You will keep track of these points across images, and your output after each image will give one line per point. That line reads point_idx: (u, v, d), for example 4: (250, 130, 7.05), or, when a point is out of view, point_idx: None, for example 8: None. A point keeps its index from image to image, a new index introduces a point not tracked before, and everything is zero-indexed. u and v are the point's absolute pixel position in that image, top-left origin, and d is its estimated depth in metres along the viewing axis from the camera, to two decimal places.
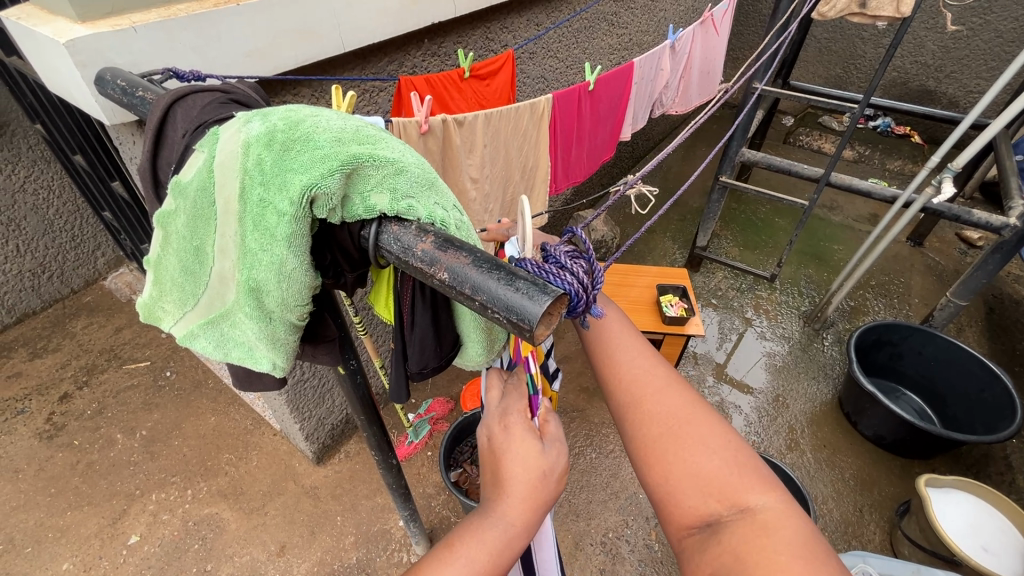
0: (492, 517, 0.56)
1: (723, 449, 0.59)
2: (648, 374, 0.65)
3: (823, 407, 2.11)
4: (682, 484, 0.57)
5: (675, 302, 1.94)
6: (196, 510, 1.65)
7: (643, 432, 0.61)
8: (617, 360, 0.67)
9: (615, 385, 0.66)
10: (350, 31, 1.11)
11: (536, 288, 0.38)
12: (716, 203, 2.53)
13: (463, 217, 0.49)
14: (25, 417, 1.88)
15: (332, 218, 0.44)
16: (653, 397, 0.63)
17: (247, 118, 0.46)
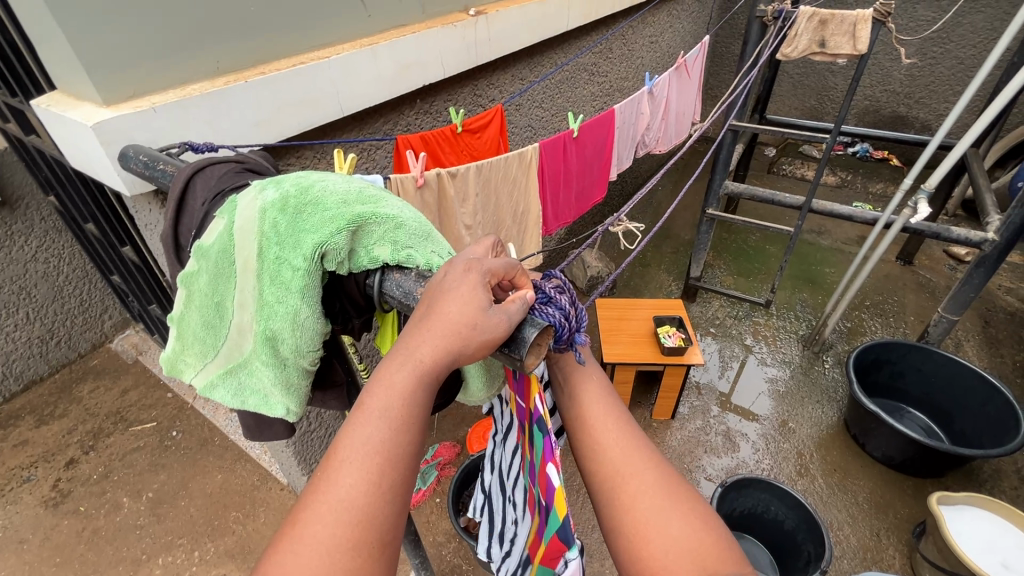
0: (326, 489, 0.44)
1: (703, 518, 0.53)
2: (627, 435, 0.60)
3: (830, 430, 2.11)
4: (666, 560, 0.50)
5: (673, 333, 1.97)
6: (203, 572, 1.63)
7: (627, 501, 0.54)
8: (593, 415, 0.61)
9: (592, 444, 0.59)
10: (348, 98, 1.21)
11: (525, 324, 0.46)
12: (706, 234, 2.60)
13: None
14: (31, 485, 1.87)
15: (340, 270, 0.49)
16: (631, 463, 0.57)
17: (263, 186, 0.52)
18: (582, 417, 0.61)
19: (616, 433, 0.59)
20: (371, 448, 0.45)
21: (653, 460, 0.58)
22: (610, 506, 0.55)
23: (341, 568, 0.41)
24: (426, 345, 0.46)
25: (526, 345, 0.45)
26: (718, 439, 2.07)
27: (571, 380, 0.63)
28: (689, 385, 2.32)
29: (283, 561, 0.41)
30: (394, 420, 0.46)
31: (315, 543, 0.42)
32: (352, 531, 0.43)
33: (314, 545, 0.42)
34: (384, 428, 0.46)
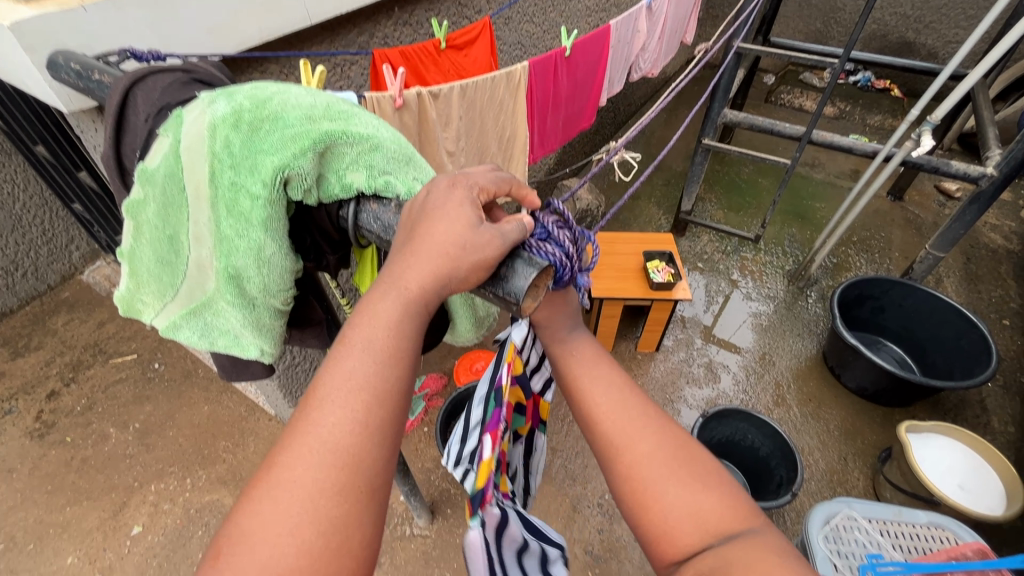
0: (306, 433, 0.39)
1: (709, 476, 0.54)
2: (625, 400, 0.59)
3: (808, 362, 2.17)
4: (674, 524, 0.52)
5: (662, 269, 1.94)
6: (197, 498, 1.66)
7: (629, 472, 0.55)
8: (588, 384, 0.60)
9: (589, 413, 0.59)
10: (315, 2, 1.07)
11: (520, 264, 0.42)
12: (700, 166, 2.51)
13: None
14: (14, 416, 1.85)
15: (310, 200, 0.44)
16: (634, 430, 0.57)
17: (212, 98, 0.44)
18: (579, 385, 0.61)
19: (611, 400, 0.59)
20: (357, 389, 0.40)
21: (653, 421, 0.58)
22: (612, 473, 0.57)
23: (324, 513, 0.37)
24: (411, 272, 0.42)
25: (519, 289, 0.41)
26: (700, 370, 2.12)
27: (559, 352, 0.62)
28: (674, 319, 2.33)
29: (257, 515, 0.37)
30: (384, 356, 0.41)
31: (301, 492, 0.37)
32: (338, 474, 0.38)
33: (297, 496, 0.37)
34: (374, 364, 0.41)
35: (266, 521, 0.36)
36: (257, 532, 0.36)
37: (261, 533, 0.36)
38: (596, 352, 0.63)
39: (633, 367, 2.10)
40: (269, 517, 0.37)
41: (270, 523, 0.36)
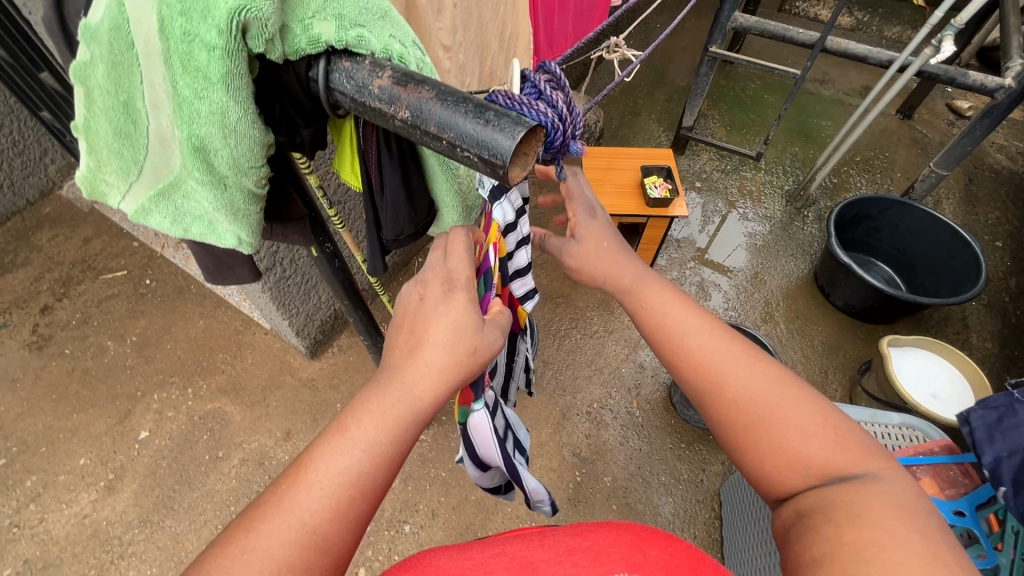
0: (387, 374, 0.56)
1: (817, 417, 0.61)
2: (722, 349, 0.69)
3: (799, 281, 2.18)
4: (780, 461, 0.60)
5: (659, 184, 1.89)
6: (200, 406, 1.72)
7: (733, 417, 0.64)
8: (679, 336, 0.71)
9: (686, 363, 0.70)
10: None
11: (508, 120, 0.35)
12: (705, 77, 2.36)
13: (423, 57, 0.45)
14: (10, 330, 1.86)
15: (275, 56, 0.39)
16: (732, 376, 0.66)
17: None
18: (672, 339, 0.72)
19: (715, 351, 0.69)
20: (421, 389, 0.56)
21: (762, 371, 0.66)
22: (716, 418, 0.67)
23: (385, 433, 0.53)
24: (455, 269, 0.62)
25: (505, 151, 0.34)
26: (692, 288, 2.13)
27: (647, 307, 0.76)
28: (668, 238, 2.31)
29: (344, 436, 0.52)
30: (443, 370, 0.57)
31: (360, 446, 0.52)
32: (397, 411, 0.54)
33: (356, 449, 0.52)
34: (436, 367, 0.57)
35: (328, 458, 0.51)
36: (320, 464, 0.51)
37: (322, 464, 0.51)
38: (682, 306, 0.75)
39: None
40: (331, 456, 0.51)
41: (329, 460, 0.51)
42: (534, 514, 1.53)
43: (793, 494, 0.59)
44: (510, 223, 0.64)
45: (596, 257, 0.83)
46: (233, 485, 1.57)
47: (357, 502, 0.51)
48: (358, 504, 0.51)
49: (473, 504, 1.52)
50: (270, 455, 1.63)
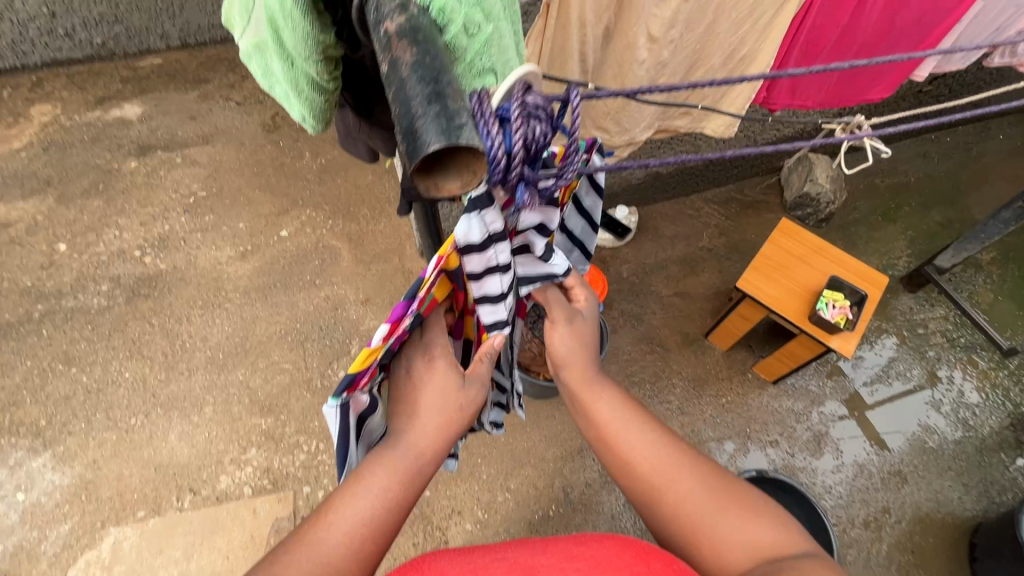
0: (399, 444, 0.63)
1: (745, 505, 0.64)
2: (659, 443, 0.70)
3: (948, 517, 1.66)
4: (728, 554, 0.62)
5: (838, 306, 1.53)
6: (327, 238, 1.99)
7: (684, 519, 0.65)
8: (627, 431, 0.72)
9: (634, 461, 0.70)
10: None
11: (448, 127, 0.31)
12: (1001, 225, 1.79)
13: (481, 21, 0.42)
14: (260, 107, 2.32)
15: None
16: (671, 464, 0.68)
17: None
18: (620, 450, 0.71)
19: (656, 455, 0.69)
20: (431, 446, 0.64)
21: (694, 467, 0.68)
22: (667, 514, 0.66)
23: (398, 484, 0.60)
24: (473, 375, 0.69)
25: (423, 152, 0.31)
26: (807, 434, 1.77)
27: (601, 408, 0.75)
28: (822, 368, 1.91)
29: (355, 497, 0.58)
30: (447, 427, 0.65)
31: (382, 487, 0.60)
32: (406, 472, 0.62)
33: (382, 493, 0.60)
34: (439, 426, 0.65)
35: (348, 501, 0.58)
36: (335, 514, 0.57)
37: (342, 509, 0.57)
38: (629, 408, 0.75)
39: (734, 380, 1.83)
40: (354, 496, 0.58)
41: (347, 507, 0.57)
42: (491, 508, 1.51)
43: None
44: (474, 243, 0.50)
45: (564, 349, 0.77)
46: (310, 310, 1.83)
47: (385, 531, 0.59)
48: (377, 537, 0.58)
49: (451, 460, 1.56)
50: (345, 307, 1.85)
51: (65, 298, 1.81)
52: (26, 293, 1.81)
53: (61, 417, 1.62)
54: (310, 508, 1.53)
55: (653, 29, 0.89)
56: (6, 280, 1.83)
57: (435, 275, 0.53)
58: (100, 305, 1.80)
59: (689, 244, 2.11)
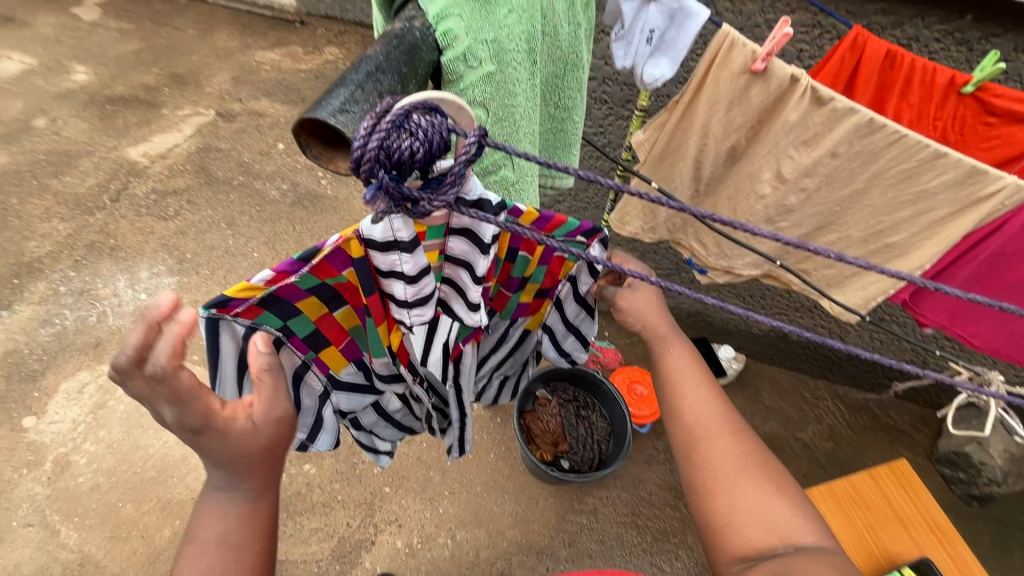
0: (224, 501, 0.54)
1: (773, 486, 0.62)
2: (711, 408, 0.67)
3: None
4: (736, 517, 0.61)
5: None
6: None
7: (707, 471, 0.63)
8: (684, 388, 0.68)
9: (682, 414, 0.67)
10: None
11: (338, 105, 0.33)
12: None
13: (489, 60, 0.44)
14: None
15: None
16: (715, 424, 0.65)
17: None
18: (673, 389, 0.68)
19: (702, 406, 0.67)
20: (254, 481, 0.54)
21: (735, 430, 0.65)
22: (691, 474, 0.65)
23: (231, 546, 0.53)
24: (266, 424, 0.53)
25: (310, 114, 0.33)
26: None
27: (665, 354, 0.70)
28: None
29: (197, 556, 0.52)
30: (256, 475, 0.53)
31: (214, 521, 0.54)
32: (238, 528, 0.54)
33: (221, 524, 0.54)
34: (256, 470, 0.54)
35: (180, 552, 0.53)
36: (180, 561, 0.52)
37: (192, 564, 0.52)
38: (694, 365, 0.70)
39: None
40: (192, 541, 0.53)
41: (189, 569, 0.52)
42: (428, 542, 1.46)
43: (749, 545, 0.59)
44: (380, 238, 0.51)
45: (641, 309, 0.70)
46: None
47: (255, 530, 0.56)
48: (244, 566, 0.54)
49: (421, 476, 1.54)
50: None
51: (258, 180, 2.23)
52: (240, 165, 2.27)
53: (201, 259, 1.97)
54: None
55: (784, 169, 0.83)
56: (235, 149, 2.33)
57: (338, 254, 0.52)
58: (275, 196, 2.18)
59: (783, 427, 1.80)
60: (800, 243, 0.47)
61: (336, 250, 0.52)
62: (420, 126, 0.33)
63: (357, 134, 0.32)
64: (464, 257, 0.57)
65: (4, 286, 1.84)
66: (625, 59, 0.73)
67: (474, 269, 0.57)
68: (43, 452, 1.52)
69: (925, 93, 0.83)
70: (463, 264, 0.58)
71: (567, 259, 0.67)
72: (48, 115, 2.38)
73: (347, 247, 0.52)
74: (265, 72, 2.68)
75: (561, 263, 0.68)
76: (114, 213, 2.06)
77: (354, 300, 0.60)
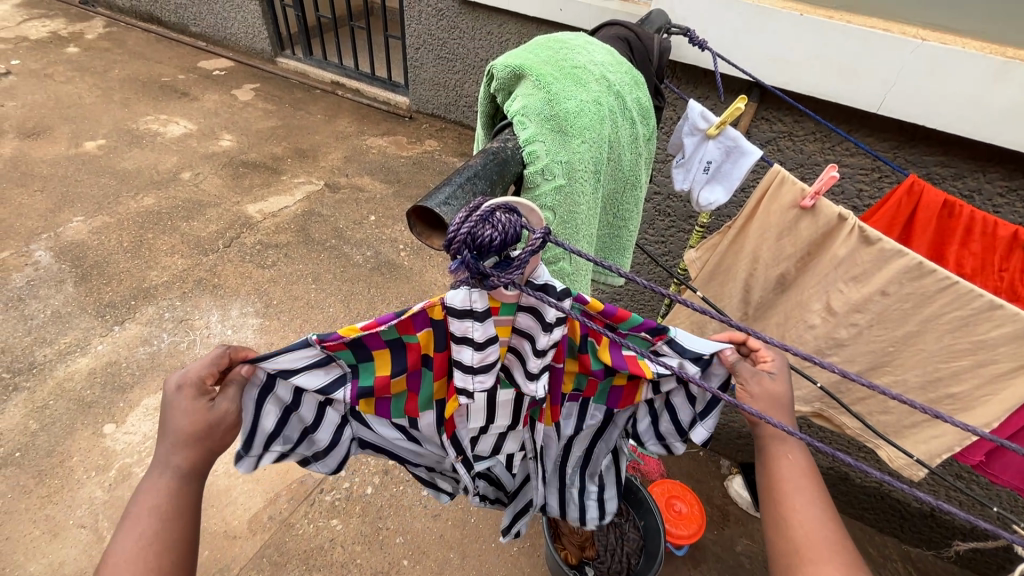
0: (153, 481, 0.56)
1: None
2: (829, 533, 0.57)
3: None
4: None
5: None
6: None
7: None
8: (798, 492, 0.60)
9: (789, 520, 0.59)
10: (905, 100, 0.92)
11: (444, 201, 0.44)
12: None
13: (560, 174, 0.54)
14: None
15: (495, 83, 0.57)
16: (825, 546, 0.56)
17: (547, 38, 0.62)
18: (781, 491, 0.61)
19: (808, 521, 0.58)
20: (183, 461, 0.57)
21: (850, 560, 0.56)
22: None
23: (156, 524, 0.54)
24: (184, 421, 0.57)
25: (423, 204, 0.45)
26: None
27: (779, 455, 0.63)
28: None
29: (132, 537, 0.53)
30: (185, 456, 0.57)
31: (142, 525, 0.54)
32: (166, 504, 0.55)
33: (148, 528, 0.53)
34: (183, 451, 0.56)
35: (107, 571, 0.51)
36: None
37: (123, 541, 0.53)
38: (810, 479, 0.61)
39: None
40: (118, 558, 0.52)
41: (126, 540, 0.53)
42: None
43: None
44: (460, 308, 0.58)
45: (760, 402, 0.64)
46: None
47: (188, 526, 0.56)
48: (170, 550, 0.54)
49: (440, 556, 1.49)
50: None
51: (346, 245, 2.49)
52: (334, 230, 2.56)
53: (284, 307, 2.18)
54: (332, 489, 1.61)
55: (834, 303, 0.86)
56: (334, 217, 2.64)
57: (421, 316, 0.61)
58: (358, 261, 2.41)
59: None
60: (810, 356, 0.53)
61: (421, 310, 0.61)
62: (501, 222, 0.43)
63: (453, 221, 0.42)
64: (530, 331, 0.64)
65: (122, 305, 2.12)
66: (684, 183, 0.83)
67: (537, 342, 0.64)
68: (111, 459, 1.64)
69: (988, 243, 0.83)
70: (529, 336, 0.64)
71: (642, 361, 0.66)
72: (194, 171, 2.85)
73: (431, 310, 0.61)
74: (372, 155, 3.09)
75: (640, 365, 0.67)
76: (223, 256, 2.37)
77: (413, 364, 0.67)
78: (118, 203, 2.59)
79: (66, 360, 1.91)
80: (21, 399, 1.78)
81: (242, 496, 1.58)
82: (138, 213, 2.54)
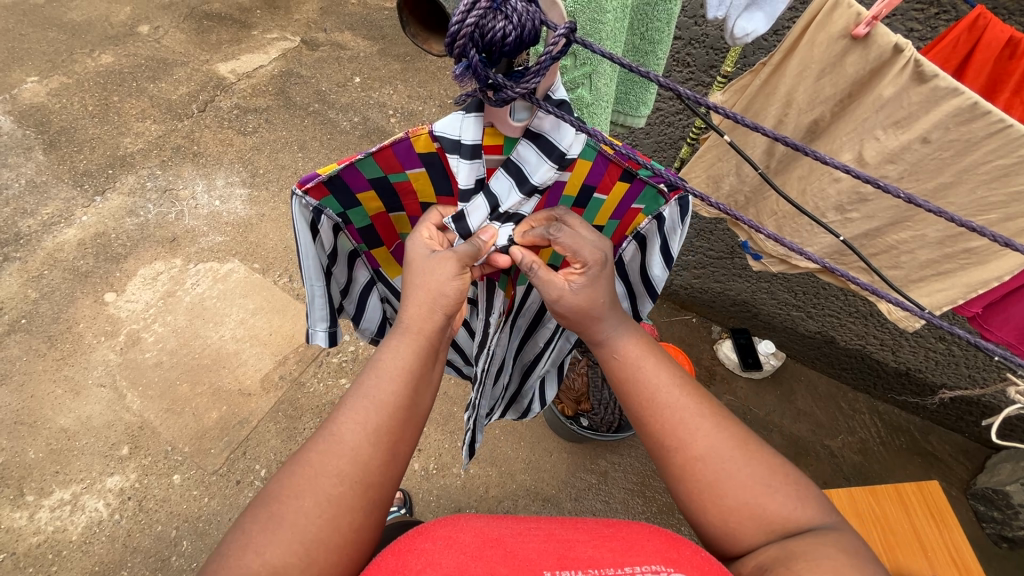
0: (337, 414, 0.54)
1: (776, 473, 0.53)
2: (687, 407, 0.57)
3: None
4: (732, 523, 0.52)
5: None
6: None
7: (677, 483, 0.55)
8: (644, 370, 0.60)
9: (647, 417, 0.58)
10: None
11: None
12: None
13: None
14: None
15: None
16: (685, 420, 0.56)
17: None
18: (627, 374, 0.60)
19: (660, 382, 0.58)
20: (361, 406, 0.54)
21: (718, 419, 0.56)
22: (674, 480, 0.55)
23: (328, 487, 0.49)
24: (397, 352, 0.58)
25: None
26: None
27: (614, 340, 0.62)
28: None
29: (292, 483, 0.49)
30: (393, 388, 0.55)
31: (316, 457, 0.51)
32: (340, 463, 0.51)
33: (279, 527, 0.47)
34: (386, 389, 0.55)
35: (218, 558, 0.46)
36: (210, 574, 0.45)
37: (292, 480, 0.50)
38: (647, 351, 0.62)
39: None
40: (231, 550, 0.46)
41: (295, 482, 0.49)
42: (441, 470, 1.51)
43: (748, 550, 0.51)
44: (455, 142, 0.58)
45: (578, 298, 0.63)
46: None
47: (354, 528, 0.49)
48: (347, 503, 0.49)
49: (445, 409, 1.60)
50: None
51: (332, 110, 2.29)
52: (317, 93, 2.35)
53: (272, 176, 2.07)
54: (338, 351, 1.67)
55: (867, 152, 0.80)
56: (316, 77, 2.40)
57: (409, 154, 0.62)
58: (345, 128, 2.25)
59: (812, 431, 1.66)
60: (872, 179, 0.50)
61: (406, 142, 0.61)
62: (515, 11, 0.39)
63: (458, 11, 0.39)
64: (517, 158, 0.61)
65: (100, 174, 2.00)
66: (719, 10, 0.71)
67: (523, 175, 0.62)
68: (118, 325, 1.67)
69: None
70: (522, 172, 0.62)
71: (640, 213, 0.71)
72: (152, 24, 2.52)
73: (416, 141, 0.61)
74: (352, 6, 2.74)
75: (634, 217, 0.72)
76: (200, 121, 2.20)
77: (404, 197, 0.68)
78: (73, 61, 2.32)
79: (52, 231, 1.85)
80: (15, 269, 1.75)
81: (252, 358, 1.64)
82: (97, 73, 2.29)
